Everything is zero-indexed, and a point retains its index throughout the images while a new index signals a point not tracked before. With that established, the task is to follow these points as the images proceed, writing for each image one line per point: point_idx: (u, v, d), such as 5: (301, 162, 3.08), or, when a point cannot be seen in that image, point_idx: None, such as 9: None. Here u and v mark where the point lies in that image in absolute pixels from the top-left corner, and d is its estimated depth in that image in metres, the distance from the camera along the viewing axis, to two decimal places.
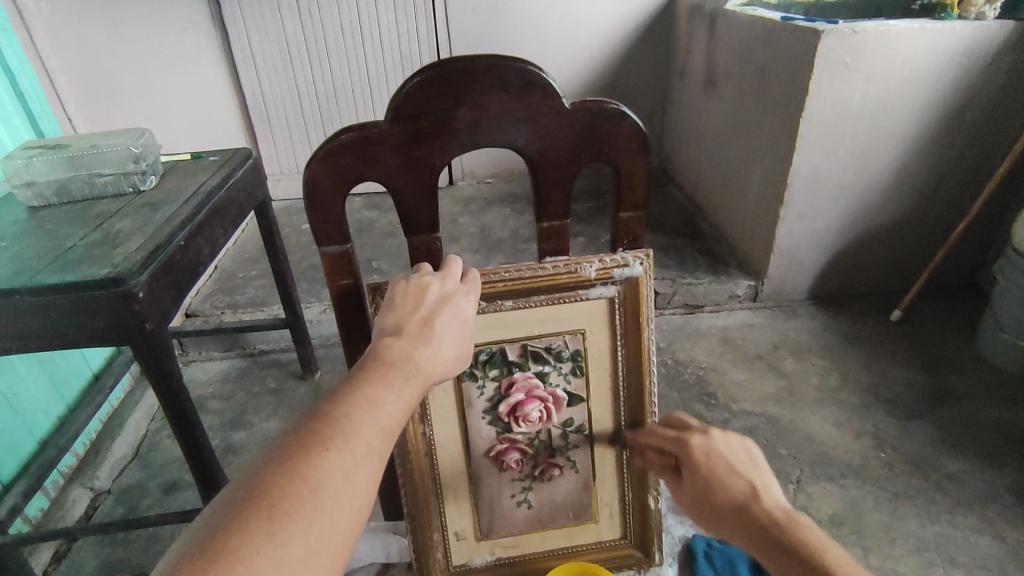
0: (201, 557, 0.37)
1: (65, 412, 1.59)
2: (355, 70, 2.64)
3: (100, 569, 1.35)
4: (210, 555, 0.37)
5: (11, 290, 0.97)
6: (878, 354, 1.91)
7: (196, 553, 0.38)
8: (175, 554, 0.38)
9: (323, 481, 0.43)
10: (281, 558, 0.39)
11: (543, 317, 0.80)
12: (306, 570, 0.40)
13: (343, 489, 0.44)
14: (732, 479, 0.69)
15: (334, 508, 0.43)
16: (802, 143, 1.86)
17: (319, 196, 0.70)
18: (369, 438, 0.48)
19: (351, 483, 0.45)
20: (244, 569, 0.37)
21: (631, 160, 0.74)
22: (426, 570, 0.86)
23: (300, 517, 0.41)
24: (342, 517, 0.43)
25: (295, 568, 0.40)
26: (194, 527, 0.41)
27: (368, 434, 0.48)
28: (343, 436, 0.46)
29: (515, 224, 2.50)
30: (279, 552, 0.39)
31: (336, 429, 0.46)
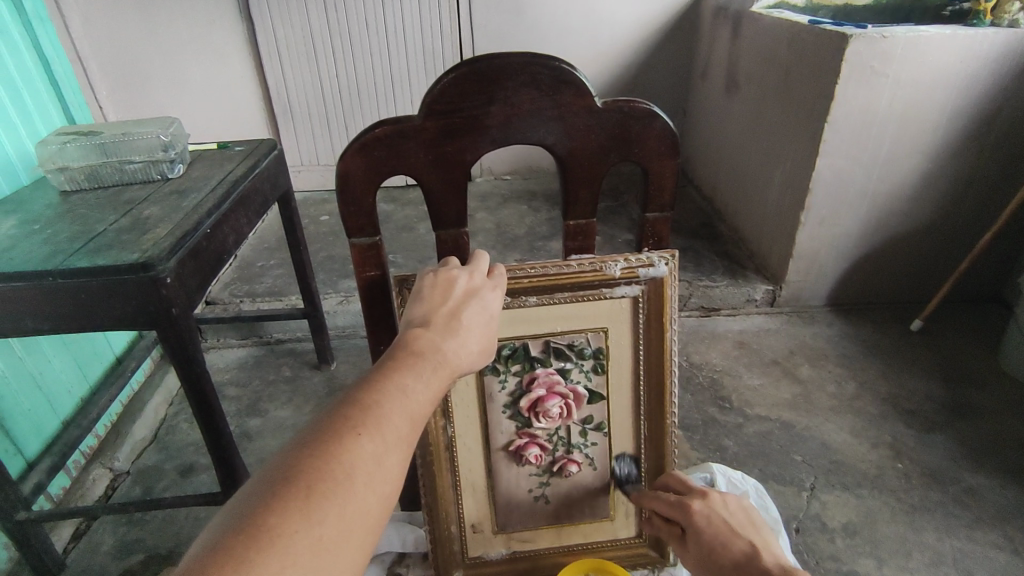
0: (241, 532, 0.39)
1: (88, 393, 1.63)
2: (379, 64, 2.65)
3: (118, 548, 1.38)
4: (250, 531, 0.39)
5: (44, 272, 0.99)
6: (896, 364, 1.89)
7: (236, 529, 0.39)
8: (215, 529, 0.40)
9: (356, 465, 0.44)
10: (316, 538, 0.40)
11: (566, 314, 0.81)
12: (339, 550, 0.41)
13: (374, 474, 0.45)
14: (734, 541, 0.74)
15: (366, 492, 0.44)
16: (825, 148, 1.84)
17: (351, 187, 0.71)
18: (399, 426, 0.49)
19: (381, 468, 0.46)
20: (282, 546, 0.39)
21: (660, 161, 0.74)
22: (442, 559, 0.88)
23: (334, 499, 0.42)
24: (372, 501, 0.45)
25: (329, 548, 0.41)
26: (232, 504, 0.42)
27: (398, 422, 0.49)
28: (374, 423, 0.47)
29: (532, 222, 2.50)
30: (315, 531, 0.40)
31: (368, 416, 0.47)
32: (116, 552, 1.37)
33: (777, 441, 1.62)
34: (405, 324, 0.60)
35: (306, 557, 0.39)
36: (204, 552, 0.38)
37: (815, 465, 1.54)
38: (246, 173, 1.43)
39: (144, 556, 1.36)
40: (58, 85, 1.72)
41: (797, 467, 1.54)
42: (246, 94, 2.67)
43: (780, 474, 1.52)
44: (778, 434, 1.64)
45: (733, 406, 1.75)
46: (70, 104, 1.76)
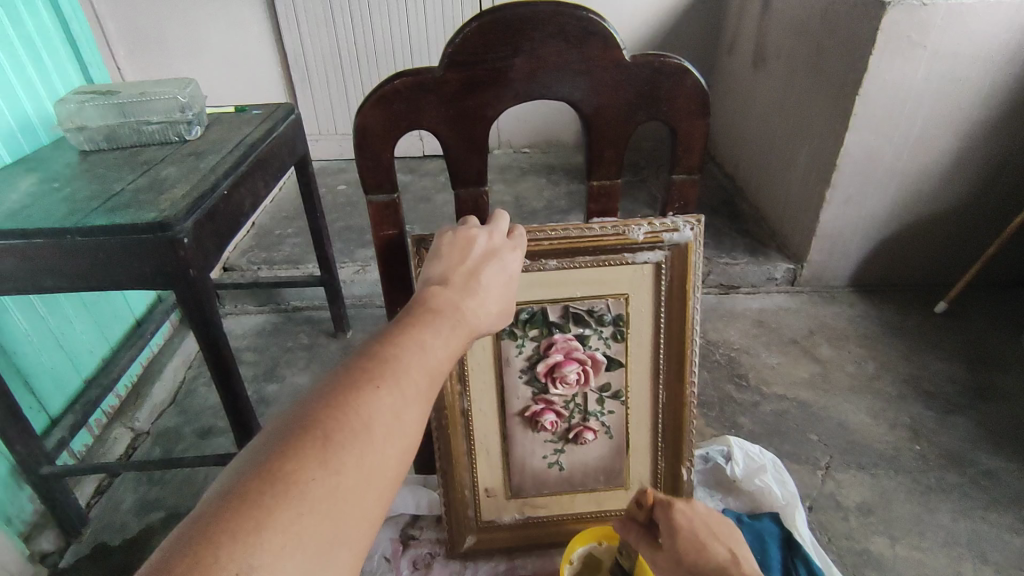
0: (258, 477, 0.38)
1: (109, 354, 1.65)
2: (397, 31, 2.60)
3: (138, 505, 1.41)
4: (266, 477, 0.38)
5: (63, 230, 0.99)
6: (919, 346, 1.85)
7: (253, 474, 0.38)
8: (232, 473, 0.39)
9: (374, 417, 0.43)
10: (333, 488, 0.39)
11: (587, 279, 0.79)
12: (356, 501, 0.41)
13: (392, 427, 0.44)
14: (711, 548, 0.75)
15: (383, 445, 0.43)
16: (855, 123, 1.78)
17: (369, 143, 0.69)
18: (418, 381, 0.48)
19: (399, 422, 0.45)
20: (299, 494, 0.38)
21: (689, 120, 0.71)
22: (456, 523, 0.89)
23: (351, 450, 0.41)
24: (390, 454, 0.44)
25: (346, 498, 0.40)
26: (249, 449, 0.41)
27: (417, 376, 0.48)
28: (392, 376, 0.46)
29: (550, 195, 2.47)
30: (332, 481, 0.39)
31: (387, 369, 0.46)
32: (136, 509, 1.40)
33: (793, 420, 1.60)
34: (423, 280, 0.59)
35: (321, 506, 0.38)
36: (220, 496, 0.37)
37: (832, 445, 1.52)
38: (264, 137, 1.42)
39: (163, 513, 1.39)
40: (76, 45, 1.71)
41: (813, 447, 1.52)
42: (264, 60, 2.65)
43: (796, 453, 1.50)
44: (795, 413, 1.62)
45: (750, 384, 1.73)
46: (89, 65, 1.75)
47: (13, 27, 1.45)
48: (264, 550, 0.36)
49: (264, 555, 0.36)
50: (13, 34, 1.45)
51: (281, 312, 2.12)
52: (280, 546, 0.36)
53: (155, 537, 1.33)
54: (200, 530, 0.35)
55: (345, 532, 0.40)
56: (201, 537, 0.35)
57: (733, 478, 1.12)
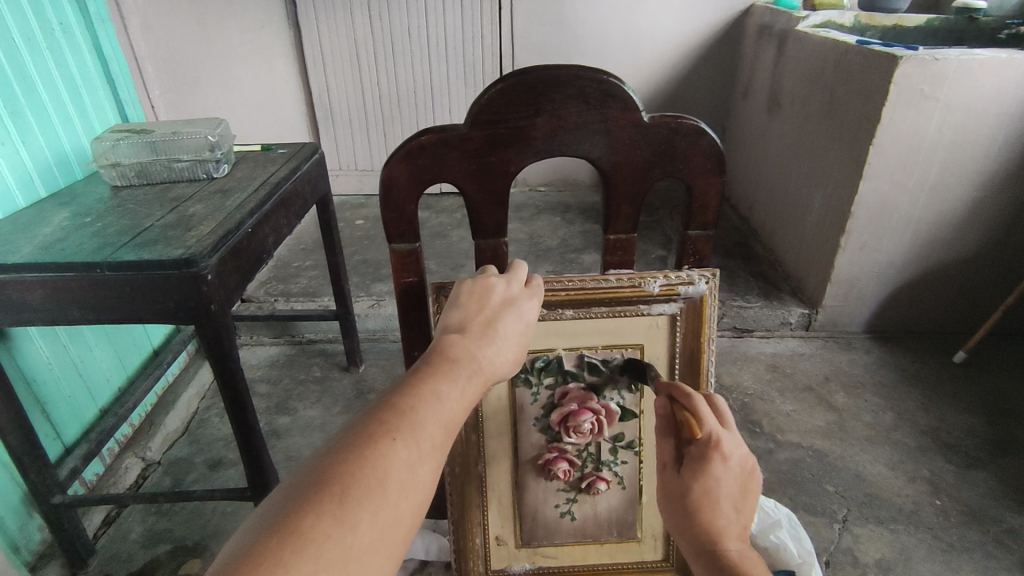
0: (276, 534, 0.39)
1: (125, 382, 1.67)
2: (419, 73, 2.69)
3: (145, 537, 1.41)
4: (285, 533, 0.39)
5: (93, 264, 1.03)
6: (937, 396, 1.82)
7: (270, 531, 0.39)
8: (249, 528, 0.40)
9: (389, 472, 0.44)
10: (349, 546, 0.40)
11: (602, 329, 0.80)
12: (369, 558, 0.41)
13: (407, 482, 0.45)
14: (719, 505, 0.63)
15: (398, 500, 0.44)
16: (870, 170, 1.79)
17: (394, 194, 0.71)
18: (433, 434, 0.49)
19: (414, 477, 0.46)
20: (315, 551, 0.38)
21: (705, 178, 0.73)
22: (465, 571, 0.88)
23: (367, 506, 0.42)
24: (403, 509, 0.44)
25: (361, 555, 0.41)
26: (267, 504, 0.42)
27: (432, 429, 0.49)
28: (409, 429, 0.47)
29: (565, 234, 2.49)
30: (348, 538, 0.40)
31: (404, 422, 0.47)
32: (144, 541, 1.40)
33: (809, 469, 1.57)
34: (441, 328, 0.61)
35: (336, 565, 0.39)
36: (240, 552, 0.38)
37: (848, 497, 1.49)
38: (289, 176, 1.46)
39: (169, 545, 1.38)
40: (114, 84, 1.78)
41: (829, 498, 1.49)
42: (291, 98, 2.74)
43: (811, 503, 1.47)
44: (810, 462, 1.59)
45: (764, 431, 1.70)
46: (125, 102, 1.83)
47: (57, 67, 1.52)
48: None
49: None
50: (57, 74, 1.52)
51: (296, 345, 2.14)
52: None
53: (161, 571, 1.32)
54: None
55: None
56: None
57: (748, 533, 1.10)
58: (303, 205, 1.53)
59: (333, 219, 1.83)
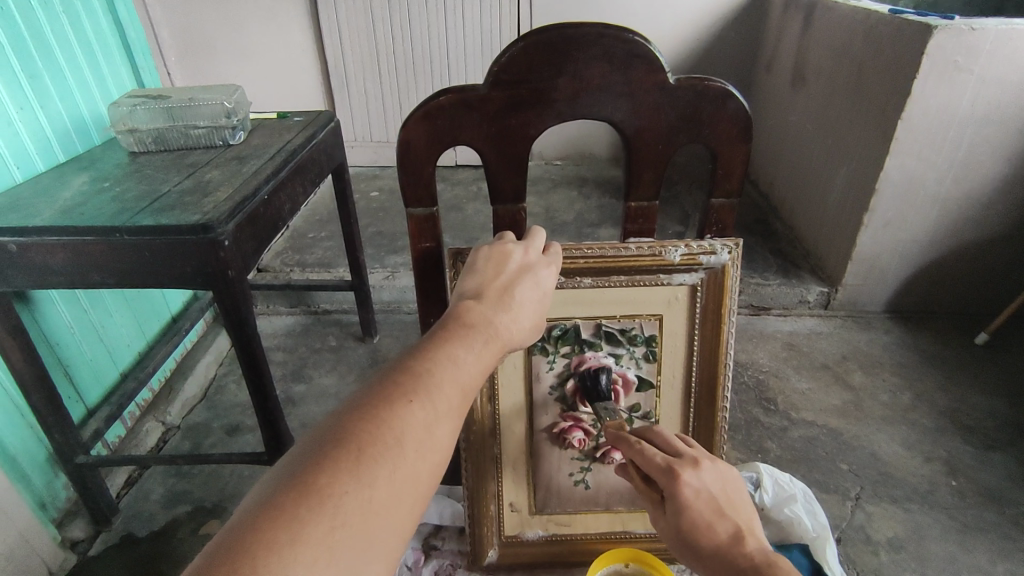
0: (295, 487, 0.39)
1: (145, 348, 1.70)
2: (435, 42, 2.64)
3: (165, 498, 1.44)
4: (303, 487, 0.39)
5: (113, 230, 1.03)
6: (957, 377, 1.80)
7: (289, 484, 0.39)
8: (269, 481, 0.40)
9: (407, 432, 0.44)
10: (366, 501, 0.40)
11: (621, 298, 0.79)
12: (387, 515, 0.41)
13: (423, 442, 0.45)
14: (715, 520, 0.63)
15: (415, 460, 0.44)
16: (897, 146, 1.74)
17: (412, 157, 0.70)
18: (450, 396, 0.48)
19: (430, 437, 0.46)
20: (333, 505, 0.39)
21: (731, 145, 0.71)
22: (479, 535, 0.89)
23: (385, 464, 0.42)
24: (421, 469, 0.44)
25: (378, 512, 0.41)
26: (285, 459, 0.42)
27: (449, 392, 0.48)
28: (426, 390, 0.47)
29: (581, 208, 2.47)
30: (366, 495, 0.40)
31: (422, 384, 0.47)
32: (164, 501, 1.43)
33: (823, 447, 1.56)
34: (458, 295, 0.60)
35: (354, 519, 0.39)
36: (258, 504, 0.38)
37: (862, 475, 1.48)
38: (305, 144, 1.45)
39: (190, 506, 1.42)
40: (130, 50, 1.77)
41: (843, 476, 1.48)
42: (306, 67, 2.71)
43: (824, 481, 1.46)
44: (825, 440, 1.58)
45: (779, 408, 1.69)
46: (141, 68, 1.82)
47: (73, 31, 1.52)
48: (300, 560, 0.36)
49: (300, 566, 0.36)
50: (73, 39, 1.51)
51: (312, 314, 2.16)
52: (314, 559, 0.37)
53: (181, 530, 1.36)
54: (240, 537, 0.36)
55: (376, 546, 0.40)
56: (239, 545, 0.36)
57: (761, 506, 1.09)
58: (319, 174, 1.53)
59: (348, 189, 1.82)
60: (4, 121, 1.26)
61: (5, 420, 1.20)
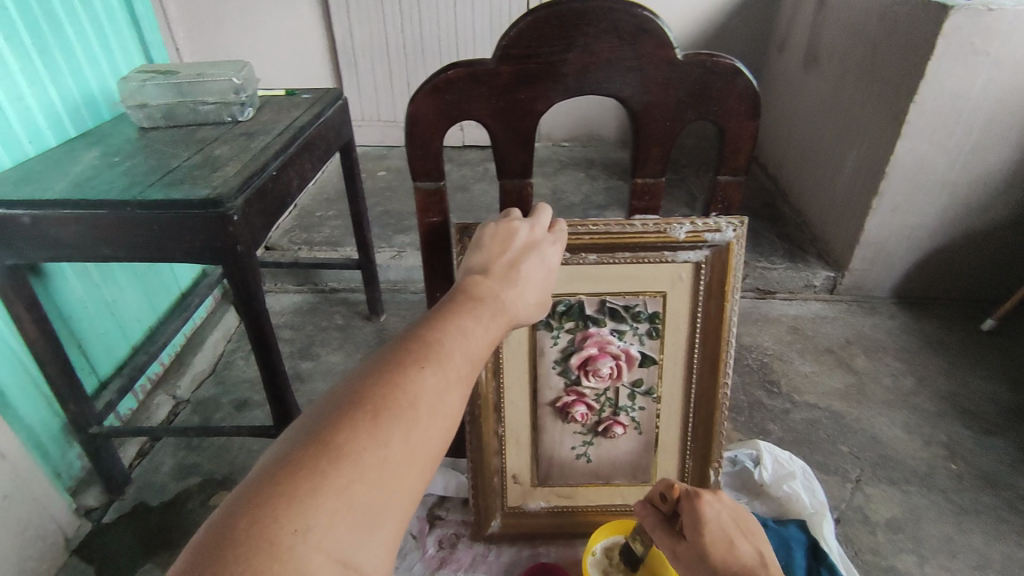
0: (314, 446, 0.40)
1: (155, 323, 1.72)
2: (443, 21, 2.62)
3: (176, 469, 1.48)
4: (321, 446, 0.40)
5: (123, 203, 1.04)
6: (961, 363, 1.80)
7: (307, 443, 0.40)
8: (288, 441, 0.41)
9: (419, 397, 0.45)
10: (382, 460, 0.41)
11: (626, 275, 0.80)
12: (401, 475, 0.42)
13: (435, 407, 0.46)
14: (738, 542, 0.76)
15: (428, 423, 0.45)
16: (908, 129, 1.72)
17: (420, 130, 0.71)
18: (460, 365, 0.49)
19: (442, 403, 0.47)
20: (350, 463, 0.40)
21: (739, 122, 0.71)
22: (482, 505, 0.91)
23: (398, 425, 0.43)
24: (434, 432, 0.45)
25: (394, 471, 0.42)
26: (303, 421, 0.43)
27: (459, 361, 0.49)
28: (438, 359, 0.48)
29: (587, 190, 2.46)
30: (381, 454, 0.41)
31: (433, 352, 0.48)
32: (175, 472, 1.47)
33: (824, 430, 1.57)
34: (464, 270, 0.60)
35: (370, 476, 0.40)
36: (278, 461, 0.40)
37: (863, 458, 1.49)
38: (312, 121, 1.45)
39: (200, 477, 1.45)
40: (140, 27, 1.77)
41: (843, 458, 1.49)
42: (315, 45, 2.70)
43: (825, 463, 1.48)
44: (826, 423, 1.59)
45: (781, 391, 1.70)
46: (149, 44, 1.81)
47: (82, 5, 1.51)
48: (319, 512, 0.38)
49: (318, 517, 0.38)
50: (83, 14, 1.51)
51: (319, 293, 2.18)
52: (332, 512, 0.38)
53: (192, 500, 1.39)
54: (262, 490, 0.38)
55: (391, 503, 0.41)
56: (261, 497, 0.37)
57: (761, 483, 1.12)
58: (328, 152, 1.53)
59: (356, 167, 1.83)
60: (15, 93, 1.26)
61: (20, 390, 1.23)
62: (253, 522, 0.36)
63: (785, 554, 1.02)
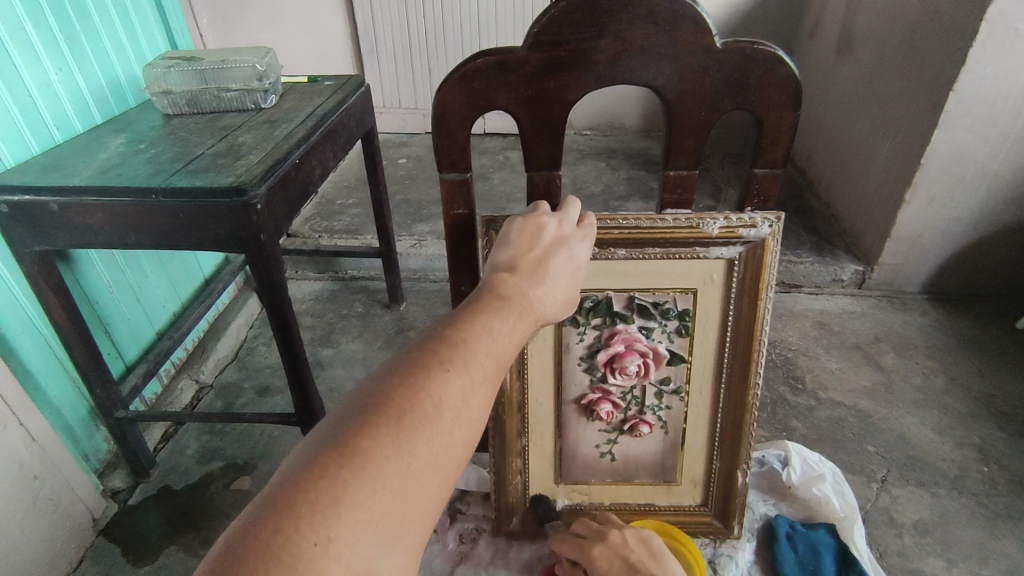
0: (337, 451, 0.39)
1: (179, 309, 1.74)
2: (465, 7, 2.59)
3: (200, 454, 1.50)
4: (344, 451, 0.39)
5: (149, 190, 1.05)
6: (995, 363, 1.74)
7: (330, 447, 0.39)
8: (310, 445, 0.40)
9: (443, 401, 0.44)
10: (406, 467, 0.40)
11: (656, 271, 0.78)
12: (424, 481, 0.42)
13: (459, 410, 0.45)
14: None
15: (452, 428, 0.44)
16: (946, 119, 1.66)
17: (447, 120, 0.69)
18: (485, 367, 0.48)
19: (466, 407, 0.45)
20: (374, 470, 0.39)
21: (778, 113, 0.68)
22: (504, 501, 0.91)
23: (423, 431, 0.42)
24: (457, 437, 0.44)
25: (416, 478, 0.41)
26: (326, 423, 0.42)
27: (484, 362, 0.48)
28: (463, 360, 0.47)
29: (609, 179, 2.43)
30: (406, 460, 0.40)
31: (459, 353, 0.47)
32: (199, 456, 1.49)
33: (851, 428, 1.54)
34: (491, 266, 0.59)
35: (393, 485, 0.40)
36: (300, 466, 0.39)
37: (890, 458, 1.46)
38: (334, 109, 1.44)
39: (223, 462, 1.47)
40: (164, 13, 1.77)
41: (870, 458, 1.45)
42: (337, 31, 2.69)
43: (850, 462, 1.44)
44: (852, 421, 1.56)
45: (806, 387, 1.67)
46: (174, 30, 1.82)
47: None
48: (341, 523, 0.37)
49: (340, 527, 0.37)
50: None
51: (340, 281, 2.18)
52: (353, 522, 0.37)
53: (215, 484, 1.41)
54: (284, 496, 0.37)
55: (412, 510, 0.41)
56: (282, 505, 0.36)
57: (788, 484, 1.09)
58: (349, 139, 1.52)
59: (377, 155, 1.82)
60: (43, 80, 1.27)
61: (50, 375, 1.24)
62: (274, 532, 0.35)
63: (814, 559, 0.97)
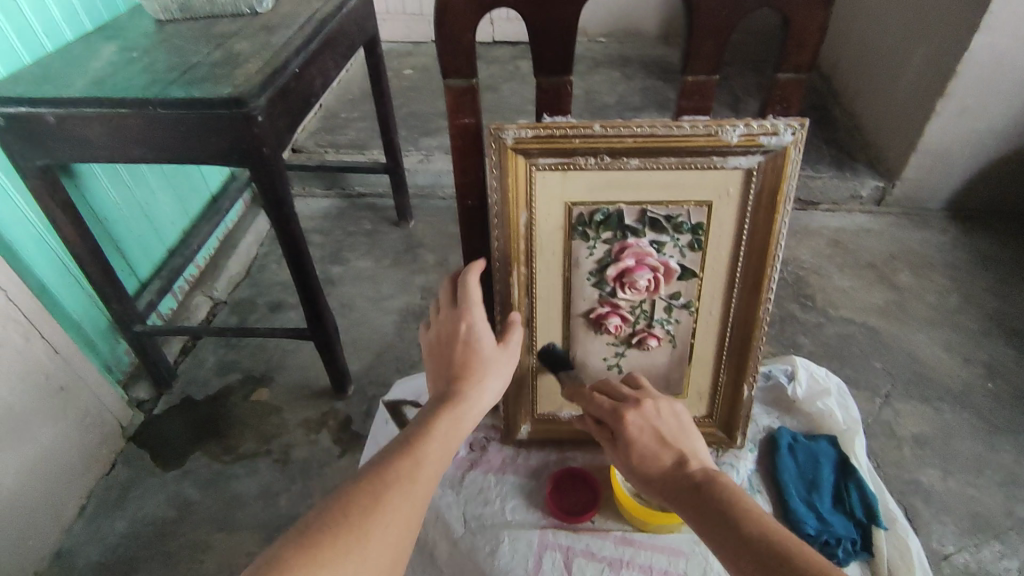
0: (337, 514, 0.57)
1: (189, 226, 1.73)
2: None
3: (218, 366, 1.54)
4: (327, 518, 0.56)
5: (145, 102, 1.01)
6: (1011, 281, 1.72)
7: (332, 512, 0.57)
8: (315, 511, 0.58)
9: (410, 470, 0.62)
10: (386, 513, 0.58)
11: (670, 182, 0.75)
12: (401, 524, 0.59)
13: (424, 474, 0.62)
14: (663, 452, 0.73)
15: (419, 485, 0.61)
16: (988, 21, 1.55)
17: (449, 19, 0.67)
18: (436, 450, 0.65)
19: (428, 471, 0.63)
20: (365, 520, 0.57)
21: (806, 11, 0.65)
22: (514, 409, 0.95)
23: (395, 492, 0.60)
24: (426, 486, 0.62)
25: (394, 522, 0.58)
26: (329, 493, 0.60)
27: (440, 445, 0.66)
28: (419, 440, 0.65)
29: (624, 90, 2.32)
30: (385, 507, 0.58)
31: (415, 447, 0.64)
32: (217, 369, 1.53)
33: (858, 345, 1.54)
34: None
35: (379, 526, 0.57)
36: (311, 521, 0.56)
37: (895, 373, 1.47)
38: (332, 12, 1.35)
39: (241, 374, 1.52)
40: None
41: (875, 374, 1.47)
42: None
43: (855, 378, 1.46)
44: (860, 338, 1.56)
45: (816, 305, 1.66)
46: None
47: None
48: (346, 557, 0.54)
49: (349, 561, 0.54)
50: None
51: (347, 198, 2.14)
52: (355, 556, 0.55)
53: (235, 395, 1.46)
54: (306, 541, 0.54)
55: (394, 540, 0.58)
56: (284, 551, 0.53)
57: (793, 398, 1.10)
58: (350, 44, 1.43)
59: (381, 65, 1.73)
60: None
61: (67, 290, 1.27)
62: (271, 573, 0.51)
63: (813, 469, 1.00)
